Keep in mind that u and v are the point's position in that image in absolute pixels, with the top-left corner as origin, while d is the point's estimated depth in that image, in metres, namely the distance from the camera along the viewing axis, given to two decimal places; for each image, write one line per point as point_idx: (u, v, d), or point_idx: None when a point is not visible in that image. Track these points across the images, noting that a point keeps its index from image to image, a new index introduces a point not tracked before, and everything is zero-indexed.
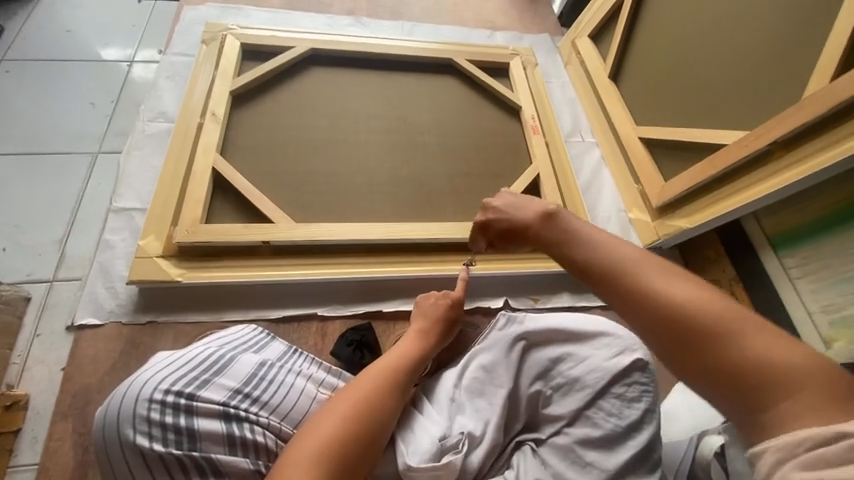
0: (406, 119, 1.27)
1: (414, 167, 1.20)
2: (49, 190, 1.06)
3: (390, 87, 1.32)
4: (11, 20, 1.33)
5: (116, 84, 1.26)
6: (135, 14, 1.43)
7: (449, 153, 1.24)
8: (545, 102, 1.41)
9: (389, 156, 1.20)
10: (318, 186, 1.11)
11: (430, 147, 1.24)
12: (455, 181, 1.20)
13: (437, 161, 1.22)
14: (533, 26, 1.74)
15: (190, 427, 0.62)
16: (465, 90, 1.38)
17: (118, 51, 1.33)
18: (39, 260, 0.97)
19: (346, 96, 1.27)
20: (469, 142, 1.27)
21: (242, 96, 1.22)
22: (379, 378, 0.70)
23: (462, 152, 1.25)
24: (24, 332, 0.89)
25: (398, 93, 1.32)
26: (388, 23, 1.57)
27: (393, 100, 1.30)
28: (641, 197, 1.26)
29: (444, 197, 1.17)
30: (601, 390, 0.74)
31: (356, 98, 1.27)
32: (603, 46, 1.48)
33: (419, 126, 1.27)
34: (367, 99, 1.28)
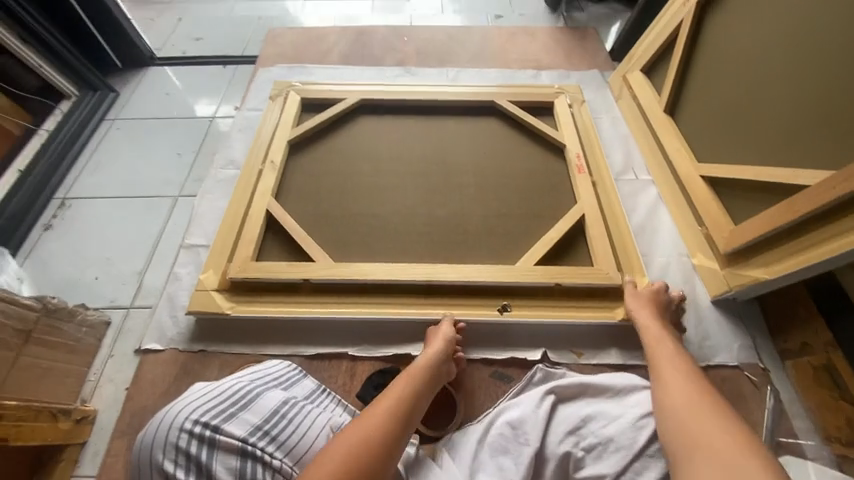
0: (446, 161, 1.30)
1: (451, 208, 1.20)
2: (137, 228, 1.25)
3: (433, 131, 1.38)
4: (127, 87, 1.64)
5: (198, 137, 1.47)
6: (219, 77, 1.68)
7: (487, 194, 1.23)
8: (593, 142, 1.35)
9: (426, 197, 1.22)
10: (358, 226, 1.16)
11: (469, 188, 1.24)
12: (492, 222, 1.18)
13: (474, 202, 1.21)
14: (582, 64, 1.71)
15: (209, 461, 0.65)
16: (507, 132, 1.39)
17: (204, 109, 1.57)
18: (122, 288, 1.13)
19: (390, 140, 1.35)
20: (508, 183, 1.25)
21: (299, 144, 1.35)
22: (397, 394, 0.75)
23: (501, 192, 1.23)
24: (101, 353, 1.03)
25: (439, 137, 1.36)
26: (435, 70, 1.66)
27: (434, 143, 1.34)
28: (707, 241, 1.12)
29: (480, 238, 1.15)
30: (638, 453, 0.72)
31: (399, 143, 1.34)
32: (658, 80, 1.40)
33: (459, 168, 1.29)
34: (408, 143, 1.34)
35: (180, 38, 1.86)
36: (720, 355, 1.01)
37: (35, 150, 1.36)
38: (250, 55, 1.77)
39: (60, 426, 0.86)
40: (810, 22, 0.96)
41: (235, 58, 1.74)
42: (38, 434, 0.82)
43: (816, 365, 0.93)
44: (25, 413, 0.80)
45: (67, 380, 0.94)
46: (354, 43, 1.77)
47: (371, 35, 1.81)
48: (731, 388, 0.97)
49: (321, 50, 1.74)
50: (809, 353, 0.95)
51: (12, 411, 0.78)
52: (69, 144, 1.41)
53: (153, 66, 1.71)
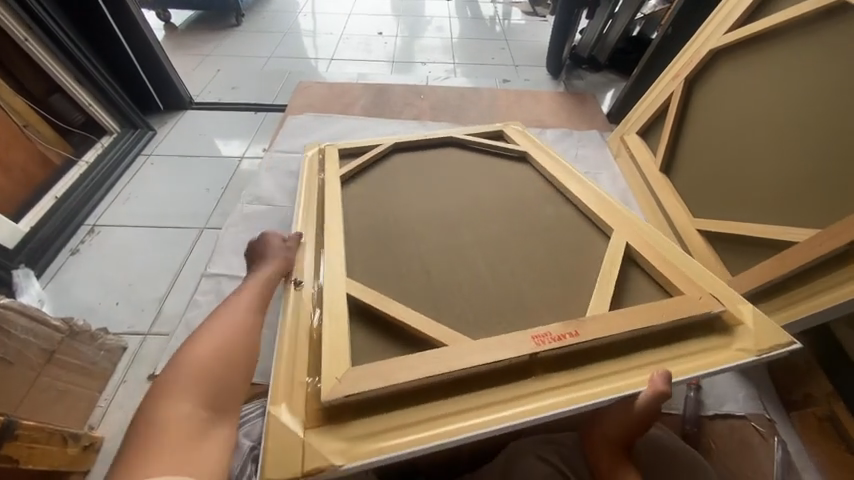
0: (504, 219, 1.05)
1: (461, 280, 0.91)
2: (161, 256, 1.30)
3: (529, 206, 1.09)
4: (163, 127, 1.77)
5: (227, 174, 1.57)
6: (252, 121, 1.83)
7: (512, 280, 0.91)
8: (698, 363, 0.77)
9: (459, 259, 0.95)
10: (364, 232, 1.00)
11: (509, 254, 0.96)
12: (500, 299, 0.87)
13: (495, 278, 0.91)
14: (582, 125, 1.88)
15: None
16: (581, 257, 0.97)
17: (235, 148, 1.69)
18: (141, 315, 1.15)
19: (498, 178, 1.17)
20: (552, 280, 0.91)
21: (441, 144, 1.30)
22: (208, 356, 0.69)
23: (543, 285, 0.90)
24: (113, 378, 1.02)
25: (529, 206, 1.09)
26: (449, 124, 1.82)
27: (514, 198, 1.11)
28: None
29: (477, 309, 0.86)
30: None
31: (501, 186, 1.15)
32: (653, 142, 1.54)
33: (500, 244, 0.98)
34: (514, 189, 1.14)
35: (217, 86, 2.05)
36: (727, 404, 1.04)
37: (73, 179, 1.43)
38: (279, 104, 1.93)
39: (68, 451, 0.84)
40: (775, 106, 1.13)
41: (266, 106, 1.91)
42: (45, 458, 0.79)
43: (821, 417, 0.99)
44: (39, 434, 0.77)
45: (79, 404, 0.94)
46: (376, 98, 1.95)
47: (391, 91, 2.00)
48: (738, 438, 0.99)
49: (345, 103, 1.91)
50: (813, 404, 1.01)
51: (26, 431, 0.75)
52: (105, 176, 1.50)
53: (190, 110, 1.86)
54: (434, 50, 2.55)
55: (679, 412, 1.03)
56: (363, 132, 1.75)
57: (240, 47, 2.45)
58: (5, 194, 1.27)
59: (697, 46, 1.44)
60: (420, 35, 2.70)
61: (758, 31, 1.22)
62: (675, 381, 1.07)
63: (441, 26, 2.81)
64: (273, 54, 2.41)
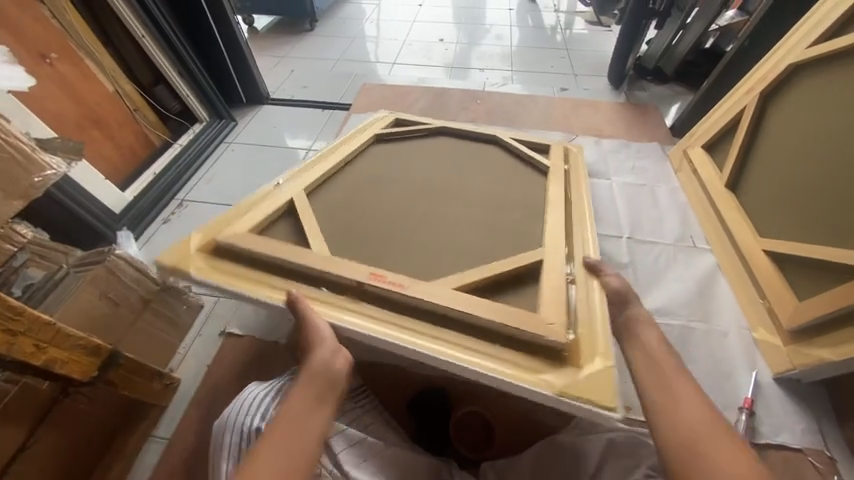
0: (471, 204, 1.11)
1: (408, 244, 0.99)
2: None
3: (516, 213, 1.10)
4: (243, 118, 1.97)
5: (294, 164, 1.72)
6: (319, 117, 1.99)
7: (451, 257, 0.97)
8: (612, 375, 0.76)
9: (419, 230, 1.03)
10: (361, 193, 1.12)
11: (472, 240, 1.02)
12: (432, 267, 0.94)
13: (406, 243, 0.99)
14: (643, 137, 1.84)
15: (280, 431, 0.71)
16: (479, 258, 0.97)
17: (303, 141, 1.85)
18: None
19: (507, 182, 1.21)
20: (457, 256, 0.97)
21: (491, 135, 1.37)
22: None
23: (444, 256, 0.97)
24: (191, 331, 1.17)
25: (493, 211, 1.10)
26: (503, 128, 1.86)
27: (512, 201, 1.13)
28: (770, 316, 1.12)
29: (402, 267, 0.94)
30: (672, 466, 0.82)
31: (497, 187, 1.18)
32: (720, 157, 1.47)
33: (442, 220, 1.06)
34: (503, 198, 1.14)
35: (290, 85, 2.23)
36: (782, 435, 0.98)
37: (168, 159, 1.64)
38: (344, 103, 2.08)
39: (153, 386, 0.97)
40: None
41: (333, 105, 2.06)
42: (137, 389, 0.93)
43: None
44: (136, 367, 0.91)
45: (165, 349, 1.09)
46: (434, 101, 2.03)
47: (449, 94, 2.07)
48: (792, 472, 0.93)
49: (404, 105, 2.01)
50: None
51: (127, 363, 0.89)
52: (193, 158, 1.70)
53: (266, 104, 2.05)
54: (492, 57, 2.60)
55: None
56: None
57: (313, 50, 2.66)
58: (115, 167, 1.48)
59: (775, 60, 1.37)
60: (479, 42, 2.76)
61: (844, 46, 1.14)
62: (726, 403, 1.03)
63: (501, 34, 2.85)
64: (341, 57, 2.58)
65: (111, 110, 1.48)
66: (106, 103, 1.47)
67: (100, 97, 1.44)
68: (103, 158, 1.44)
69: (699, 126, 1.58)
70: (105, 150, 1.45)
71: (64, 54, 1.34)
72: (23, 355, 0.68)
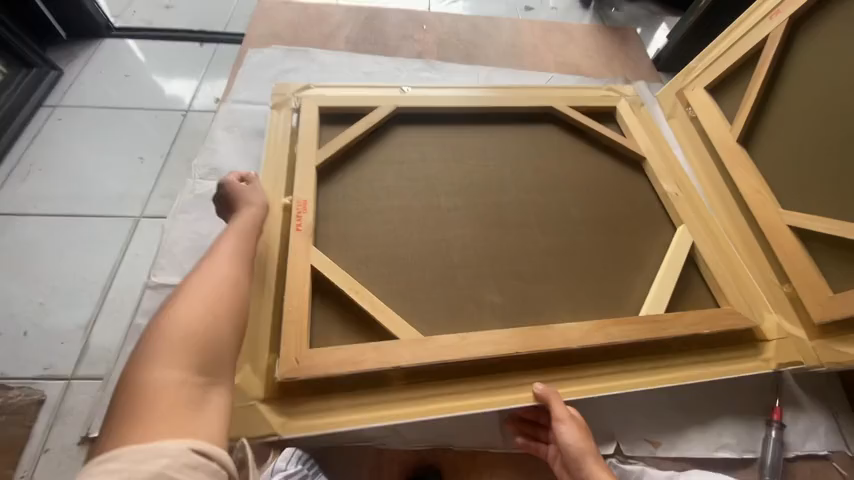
0: (491, 228, 1.01)
1: (391, 239, 0.97)
2: (84, 260, 0.95)
3: (506, 268, 0.95)
4: (72, 63, 1.28)
5: (169, 136, 1.16)
6: (197, 57, 1.36)
7: (402, 264, 0.93)
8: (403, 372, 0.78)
9: (418, 234, 0.98)
10: (415, 188, 1.05)
11: (438, 264, 0.94)
12: (382, 274, 0.91)
13: (356, 229, 0.97)
14: (626, 73, 1.52)
15: None
16: (377, 277, 0.92)
17: (179, 97, 1.25)
18: (60, 351, 0.84)
19: (578, 276, 0.96)
20: (405, 280, 0.91)
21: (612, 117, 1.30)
22: None
23: (395, 268, 0.93)
24: (31, 445, 0.76)
25: (474, 271, 0.94)
26: (462, 68, 1.43)
27: (526, 245, 0.99)
28: (791, 303, 0.96)
29: (357, 260, 0.93)
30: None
31: (514, 247, 0.99)
32: (725, 102, 1.22)
33: (429, 238, 0.98)
34: (553, 295, 0.93)
35: (145, 3, 1.50)
36: (809, 443, 0.87)
37: None
38: (235, 33, 1.44)
39: None
40: None
41: (218, 36, 1.42)
42: None
43: None
44: None
45: None
46: (365, 27, 1.48)
47: (384, 17, 1.52)
48: None
49: (323, 33, 1.44)
50: None
51: None
52: None
53: (111, 39, 1.35)
54: None
55: (757, 456, 0.85)
56: (351, 76, 1.33)
57: None
58: None
59: None
60: None
61: None
62: (749, 416, 0.89)
63: None
64: None
65: None
66: None
67: None
68: None
69: (704, 57, 1.27)
70: None
71: None
72: None
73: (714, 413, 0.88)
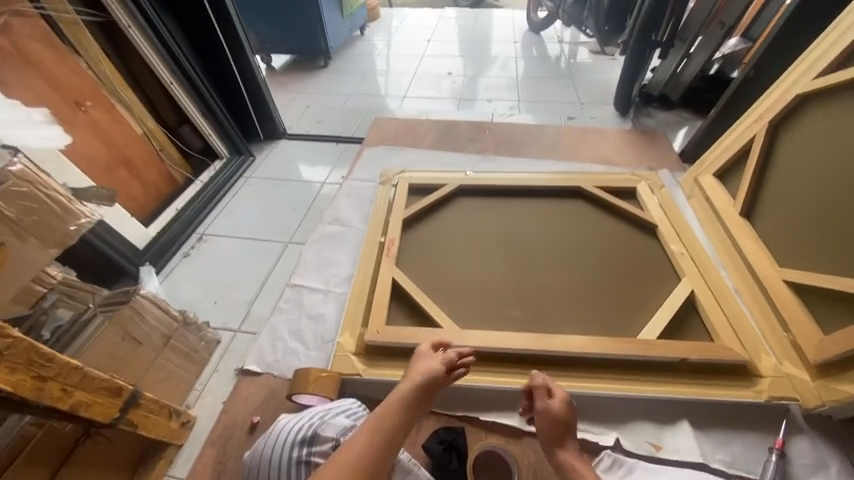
0: (522, 266, 1.34)
1: (447, 265, 1.35)
2: (253, 264, 1.49)
3: (531, 293, 1.26)
4: (260, 153, 2.05)
5: (310, 197, 1.78)
6: (332, 151, 2.06)
7: (452, 283, 1.29)
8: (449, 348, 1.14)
9: (468, 263, 1.35)
10: (466, 233, 1.45)
11: (478, 283, 1.29)
12: (439, 286, 1.29)
13: (422, 259, 1.37)
14: (652, 164, 1.85)
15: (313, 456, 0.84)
16: (433, 289, 1.28)
17: (318, 175, 1.90)
18: (233, 314, 1.33)
19: (585, 308, 1.21)
20: (454, 293, 1.27)
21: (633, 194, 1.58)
22: None
23: (447, 284, 1.29)
24: (208, 367, 1.19)
25: (505, 293, 1.26)
26: (513, 159, 1.91)
27: (549, 277, 1.30)
28: (794, 349, 1.09)
29: (423, 276, 1.32)
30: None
31: (540, 279, 1.29)
32: (731, 185, 1.48)
33: (476, 268, 1.33)
34: (561, 317, 1.19)
35: (305, 120, 2.33)
36: (817, 476, 0.93)
37: (189, 194, 1.70)
38: (357, 137, 2.15)
39: (171, 425, 0.99)
40: None
41: (346, 138, 2.13)
42: (155, 428, 0.94)
43: None
44: (154, 406, 0.93)
45: (182, 385, 1.11)
46: (444, 133, 2.09)
47: (458, 126, 2.13)
48: None
49: (415, 137, 2.07)
50: None
51: (146, 402, 0.91)
52: (214, 193, 1.76)
53: (283, 140, 2.14)
54: (499, 88, 2.68)
55: (757, 477, 0.94)
56: (430, 163, 1.88)
57: (327, 85, 2.78)
58: (139, 204, 1.56)
59: (782, 91, 1.39)
60: (486, 74, 2.85)
61: (844, 80, 1.18)
62: (754, 441, 0.99)
63: (506, 65, 2.95)
64: (353, 92, 2.69)
65: (139, 151, 1.58)
66: (134, 144, 1.56)
67: (128, 139, 1.54)
68: (129, 196, 1.52)
69: (712, 152, 1.59)
70: (131, 190, 1.53)
71: (98, 101, 1.44)
72: (52, 399, 0.71)
73: (716, 432, 1.01)
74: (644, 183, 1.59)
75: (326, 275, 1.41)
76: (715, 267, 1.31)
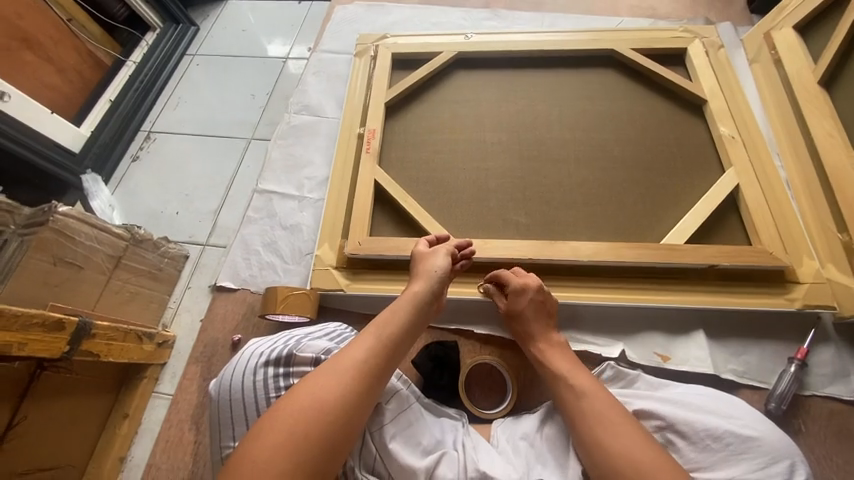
0: (531, 160, 1.10)
1: (439, 161, 1.12)
2: (214, 167, 1.28)
3: (540, 194, 1.05)
4: (206, 21, 1.62)
5: (272, 79, 1.44)
6: (295, 14, 1.61)
7: (446, 184, 1.08)
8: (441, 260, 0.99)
9: (464, 159, 1.11)
10: (464, 120, 1.17)
11: (476, 183, 1.08)
12: (430, 188, 1.08)
13: (410, 155, 1.13)
14: (710, 16, 1.42)
15: (289, 380, 0.69)
16: (423, 193, 1.08)
17: (280, 48, 1.52)
18: (199, 226, 1.18)
19: (604, 209, 1.02)
20: (448, 196, 1.07)
21: (682, 58, 1.23)
22: None
23: (441, 186, 1.08)
24: (179, 283, 1.10)
25: (508, 195, 1.06)
26: (527, 15, 1.47)
27: (563, 174, 1.07)
28: (845, 252, 0.93)
29: (410, 176, 1.11)
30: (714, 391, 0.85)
31: (552, 177, 1.07)
32: (813, 44, 1.13)
33: (475, 165, 1.10)
34: (574, 222, 1.01)
35: None
36: (834, 385, 0.87)
37: (123, 81, 1.38)
38: None
39: (144, 347, 0.94)
40: None
41: None
42: (124, 353, 0.88)
43: None
44: (115, 333, 0.85)
45: (152, 304, 1.03)
46: None
47: None
48: (837, 424, 0.85)
49: None
50: None
51: (103, 331, 0.82)
52: (154, 77, 1.44)
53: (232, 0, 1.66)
54: None
55: (768, 387, 0.88)
56: (421, 25, 1.46)
57: None
58: (64, 96, 1.25)
59: None
60: None
61: None
62: (773, 350, 0.91)
63: None
64: None
65: (39, 23, 1.19)
66: (30, 14, 1.17)
67: (18, 5, 1.15)
68: (47, 87, 1.20)
69: None
70: (46, 78, 1.20)
71: None
72: None
73: (732, 342, 0.92)
74: (698, 42, 1.22)
75: (298, 178, 1.20)
76: (769, 155, 1.06)
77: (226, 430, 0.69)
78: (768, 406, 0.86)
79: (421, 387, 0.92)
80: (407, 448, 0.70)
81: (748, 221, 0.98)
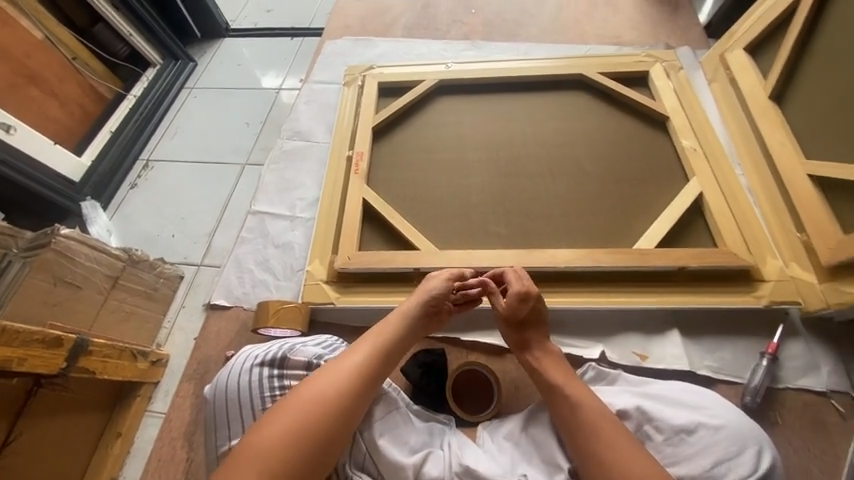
0: (510, 175, 1.17)
1: (423, 179, 1.18)
2: (209, 191, 1.33)
3: (519, 206, 1.12)
4: (203, 57, 1.72)
5: (266, 108, 1.52)
6: (288, 49, 1.72)
7: (431, 200, 1.15)
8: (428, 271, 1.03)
9: (447, 176, 1.18)
10: (446, 140, 1.25)
11: (459, 198, 1.14)
12: (415, 205, 1.15)
13: (396, 174, 1.20)
14: (671, 41, 1.54)
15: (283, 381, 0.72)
16: (408, 209, 1.14)
17: (273, 80, 1.61)
18: (194, 247, 1.22)
19: (580, 219, 1.08)
20: (433, 211, 1.13)
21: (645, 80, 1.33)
22: None
23: (426, 201, 1.15)
24: (174, 303, 1.13)
25: (488, 208, 1.12)
26: (503, 45, 1.59)
27: (540, 187, 1.14)
28: (806, 251, 0.98)
29: (396, 194, 1.17)
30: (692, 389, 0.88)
31: (530, 190, 1.14)
32: (762, 63, 1.24)
33: (457, 181, 1.17)
34: (552, 231, 1.07)
35: (253, 9, 1.91)
36: (806, 378, 0.91)
37: (124, 113, 1.46)
38: (317, 28, 1.78)
39: (138, 365, 0.95)
40: None
41: (303, 31, 1.77)
42: (118, 370, 0.90)
43: None
44: (111, 350, 0.87)
45: (147, 324, 1.05)
46: (420, 15, 1.71)
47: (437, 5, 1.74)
48: (811, 416, 0.88)
49: (384, 22, 1.70)
50: None
51: (100, 348, 0.84)
52: (153, 109, 1.52)
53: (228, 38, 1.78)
54: None
55: (743, 381, 0.92)
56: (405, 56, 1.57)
57: None
58: (66, 128, 1.32)
59: None
60: None
61: None
62: (746, 346, 0.95)
63: None
64: None
65: (46, 62, 1.28)
66: (38, 54, 1.26)
67: (27, 46, 1.23)
68: (51, 120, 1.27)
69: (747, 20, 1.29)
70: (50, 111, 1.27)
71: None
72: None
73: (707, 340, 0.96)
74: (659, 65, 1.32)
75: (290, 199, 1.26)
76: (729, 164, 1.14)
77: (221, 432, 0.71)
78: (744, 399, 0.89)
79: (410, 394, 0.94)
80: (395, 446, 0.72)
81: (713, 224, 1.04)
